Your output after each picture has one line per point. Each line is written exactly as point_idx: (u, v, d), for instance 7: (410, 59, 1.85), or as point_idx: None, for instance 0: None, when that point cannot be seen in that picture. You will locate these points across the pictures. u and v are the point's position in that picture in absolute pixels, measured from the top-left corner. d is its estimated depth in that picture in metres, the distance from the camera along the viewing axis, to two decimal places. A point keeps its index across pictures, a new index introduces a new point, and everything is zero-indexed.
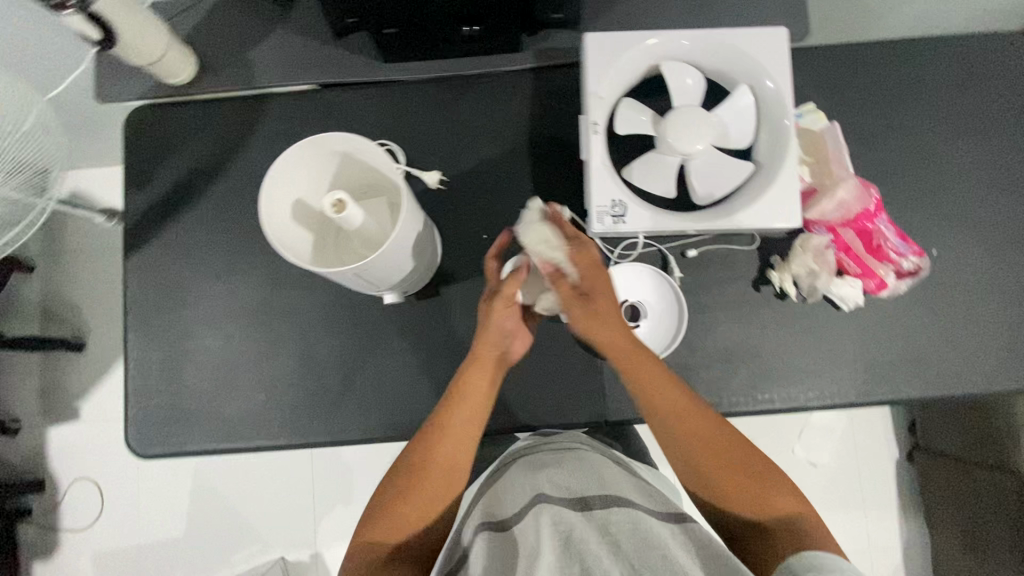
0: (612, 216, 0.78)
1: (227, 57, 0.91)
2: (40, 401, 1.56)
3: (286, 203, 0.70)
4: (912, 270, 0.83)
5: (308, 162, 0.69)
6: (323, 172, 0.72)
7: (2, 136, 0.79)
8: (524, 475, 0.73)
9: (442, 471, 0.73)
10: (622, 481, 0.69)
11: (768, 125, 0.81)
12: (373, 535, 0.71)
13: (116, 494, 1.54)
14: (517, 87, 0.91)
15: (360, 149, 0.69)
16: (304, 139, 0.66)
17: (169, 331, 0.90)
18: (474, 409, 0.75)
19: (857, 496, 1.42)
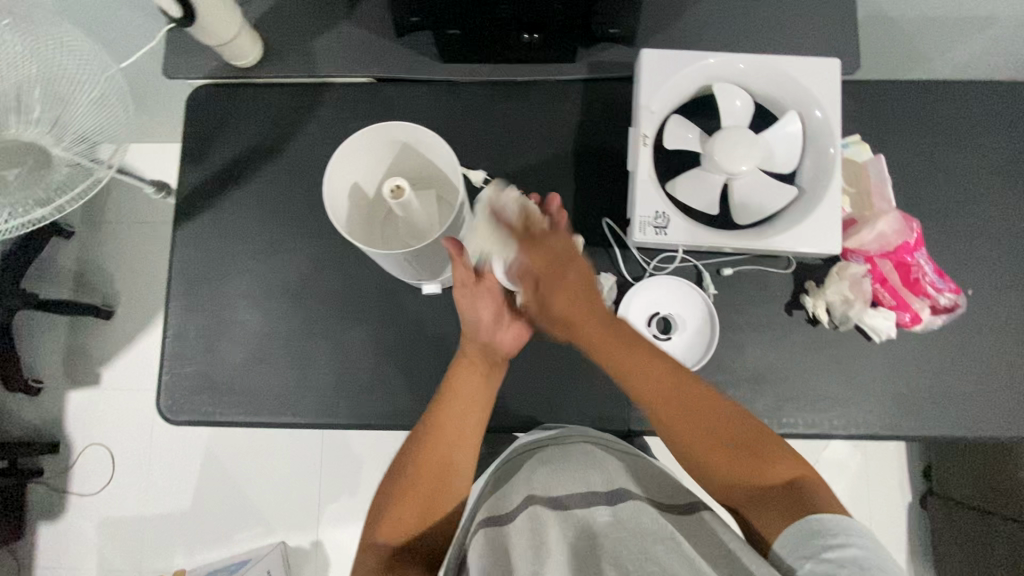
0: (654, 226, 0.79)
1: (292, 44, 0.95)
2: (64, 364, 1.59)
3: (345, 185, 0.72)
4: (948, 306, 0.84)
5: (371, 149, 0.72)
6: (382, 161, 0.75)
7: (68, 105, 0.80)
8: (530, 471, 0.73)
9: (442, 462, 0.73)
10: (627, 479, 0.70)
11: (813, 152, 0.83)
12: (386, 536, 0.69)
13: (128, 463, 1.56)
14: (568, 96, 0.94)
15: (423, 141, 0.72)
16: (372, 126, 0.69)
17: (210, 303, 0.92)
18: (467, 407, 0.75)
19: None
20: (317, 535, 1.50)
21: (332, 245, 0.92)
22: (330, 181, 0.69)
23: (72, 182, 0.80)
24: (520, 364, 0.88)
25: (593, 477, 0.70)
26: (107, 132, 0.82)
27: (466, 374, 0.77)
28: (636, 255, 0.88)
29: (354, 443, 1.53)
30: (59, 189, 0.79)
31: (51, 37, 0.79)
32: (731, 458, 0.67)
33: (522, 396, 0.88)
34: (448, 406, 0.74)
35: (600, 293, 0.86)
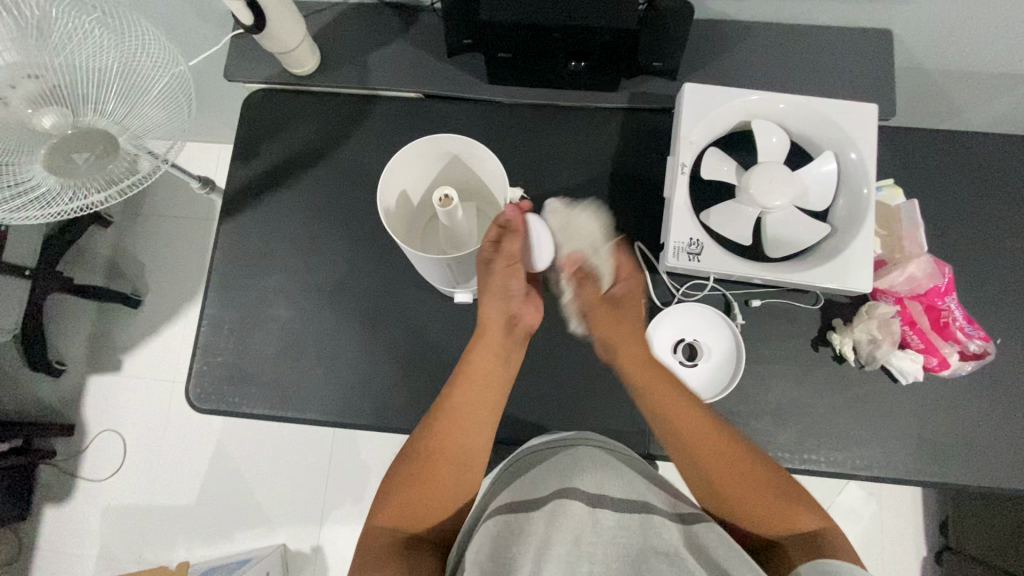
0: (687, 252, 0.81)
1: (347, 56, 1.00)
2: (89, 349, 1.62)
3: (395, 191, 0.75)
4: (978, 353, 0.83)
5: (422, 158, 0.75)
6: (431, 171, 0.78)
7: (127, 99, 0.86)
8: (543, 469, 0.71)
9: (454, 457, 0.74)
10: (637, 482, 0.69)
11: (847, 193, 0.85)
12: (389, 524, 0.70)
13: (139, 452, 1.57)
14: (607, 123, 0.97)
15: (472, 154, 0.74)
16: (426, 136, 0.71)
17: (247, 296, 0.95)
18: (477, 395, 0.77)
19: None
20: (318, 540, 1.49)
21: (370, 248, 0.95)
22: (385, 183, 0.71)
23: (126, 175, 0.85)
24: (543, 379, 0.89)
25: (604, 479, 0.68)
26: (163, 131, 0.86)
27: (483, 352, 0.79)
28: (666, 280, 0.90)
29: (363, 449, 1.54)
30: (114, 179, 0.84)
31: (136, 40, 0.83)
32: (742, 493, 0.69)
33: (544, 411, 0.88)
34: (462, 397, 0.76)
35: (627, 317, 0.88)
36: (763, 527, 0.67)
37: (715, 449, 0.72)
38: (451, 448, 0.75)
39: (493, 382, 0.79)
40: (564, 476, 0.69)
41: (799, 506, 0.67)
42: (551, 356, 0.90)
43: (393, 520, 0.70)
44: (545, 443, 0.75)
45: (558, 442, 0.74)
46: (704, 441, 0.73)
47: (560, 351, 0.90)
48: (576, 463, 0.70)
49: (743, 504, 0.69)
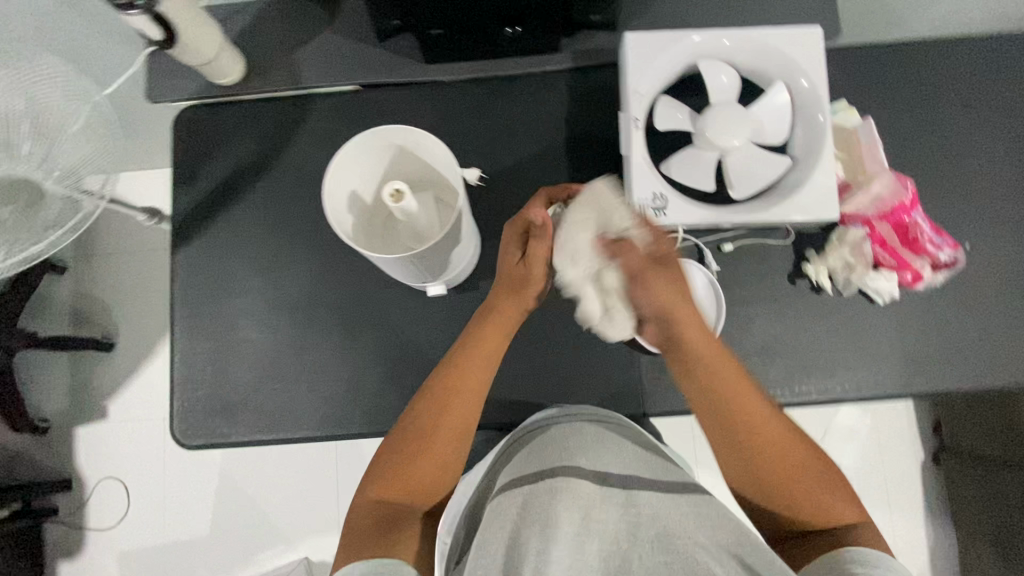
0: (653, 207, 0.80)
1: (275, 58, 0.95)
2: (71, 400, 1.58)
3: (343, 194, 0.71)
4: (948, 263, 0.85)
5: (367, 156, 0.71)
6: (379, 167, 0.74)
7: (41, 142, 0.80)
8: (567, 442, 0.72)
9: (447, 436, 0.72)
10: (638, 462, 0.71)
11: (803, 121, 0.84)
12: (382, 496, 0.71)
13: (142, 495, 1.54)
14: (554, 86, 0.94)
15: (418, 144, 0.71)
16: (365, 132, 0.67)
17: (216, 325, 0.92)
18: (469, 376, 0.74)
19: (883, 496, 1.42)
20: None
21: (332, 254, 0.92)
22: (329, 191, 0.68)
23: (63, 220, 0.81)
24: (529, 357, 0.89)
25: (616, 462, 0.70)
26: (94, 167, 0.83)
27: (480, 334, 0.76)
28: None
29: (368, 452, 1.53)
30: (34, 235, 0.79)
31: (39, 75, 0.79)
32: (793, 493, 0.66)
33: (535, 388, 0.88)
34: (453, 387, 0.73)
35: None
36: (780, 509, 0.68)
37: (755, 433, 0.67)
38: (445, 437, 0.72)
39: (485, 366, 0.75)
40: (583, 463, 0.69)
41: (833, 499, 0.66)
42: (534, 332, 0.89)
43: (390, 500, 0.71)
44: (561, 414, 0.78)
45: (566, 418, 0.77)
46: (774, 439, 0.67)
47: (543, 327, 0.89)
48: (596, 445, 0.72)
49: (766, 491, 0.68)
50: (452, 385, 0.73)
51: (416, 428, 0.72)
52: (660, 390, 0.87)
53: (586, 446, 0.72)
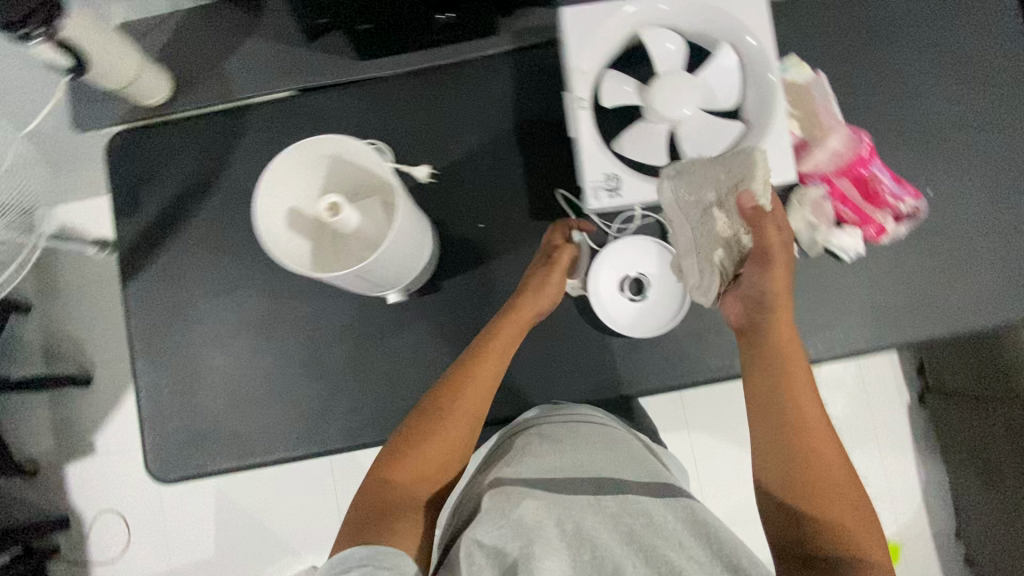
0: (607, 189, 0.78)
1: (202, 71, 0.90)
2: (56, 439, 1.56)
3: (279, 213, 0.67)
4: (909, 214, 0.83)
5: (299, 170, 0.67)
6: (317, 180, 0.70)
7: None
8: (571, 439, 0.73)
9: (463, 422, 0.73)
10: (633, 463, 0.71)
11: (753, 82, 0.81)
12: (392, 477, 0.70)
13: (141, 524, 1.54)
14: (496, 70, 0.90)
15: (350, 151, 0.67)
16: (290, 147, 0.64)
17: (177, 355, 0.90)
18: (490, 366, 0.76)
19: (872, 440, 1.44)
20: None
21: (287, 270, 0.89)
22: (262, 216, 0.64)
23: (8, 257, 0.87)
24: None
25: (627, 468, 0.69)
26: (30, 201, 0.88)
27: (500, 328, 0.78)
28: (597, 221, 0.88)
29: (364, 455, 1.53)
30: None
31: None
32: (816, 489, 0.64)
33: (510, 383, 0.87)
34: (472, 377, 0.75)
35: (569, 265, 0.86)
36: (798, 508, 0.64)
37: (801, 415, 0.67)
38: (462, 422, 0.73)
39: (502, 357, 0.77)
40: (599, 467, 0.68)
41: (856, 516, 0.63)
42: None
43: (395, 483, 0.70)
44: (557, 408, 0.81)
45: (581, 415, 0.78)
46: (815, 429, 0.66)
47: None
48: (597, 443, 0.73)
49: (793, 474, 0.65)
50: (469, 375, 0.75)
51: (433, 411, 0.73)
52: (636, 370, 0.86)
53: (604, 449, 0.72)
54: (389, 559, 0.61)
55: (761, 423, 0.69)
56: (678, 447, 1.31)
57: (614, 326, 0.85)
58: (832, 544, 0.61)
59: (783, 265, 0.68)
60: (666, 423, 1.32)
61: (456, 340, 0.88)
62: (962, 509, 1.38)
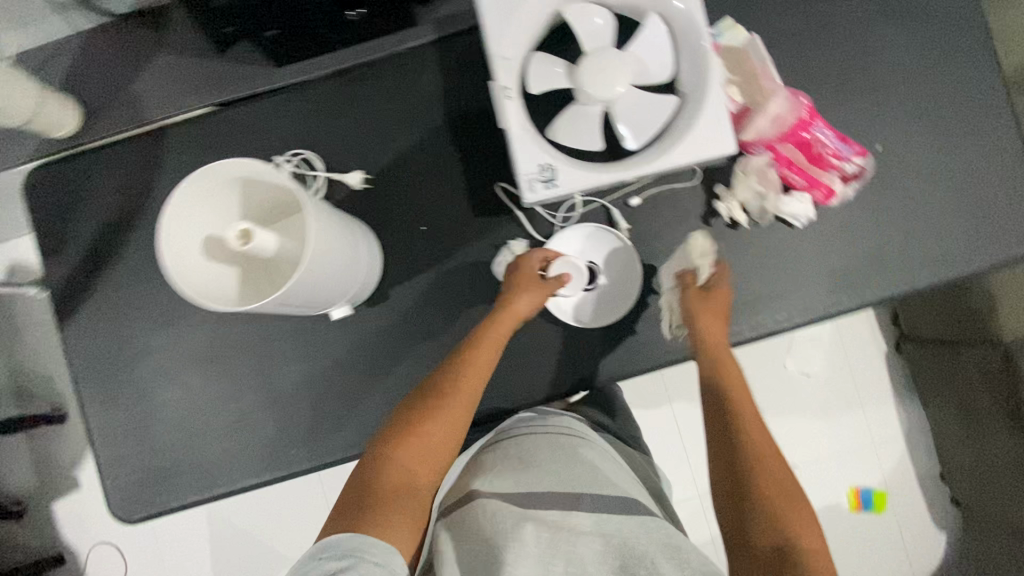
0: (542, 180, 0.74)
1: (112, 95, 0.86)
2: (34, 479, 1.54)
3: (191, 249, 0.63)
4: (855, 173, 0.80)
5: (200, 198, 0.63)
6: (226, 204, 0.66)
7: None
8: (552, 456, 0.74)
9: (461, 412, 0.73)
10: (613, 478, 0.73)
11: (686, 51, 0.77)
12: (391, 458, 0.69)
13: (130, 555, 1.52)
14: (421, 64, 0.86)
15: (250, 168, 0.62)
16: (185, 179, 0.60)
17: (127, 393, 0.87)
18: (487, 359, 0.76)
19: (854, 396, 1.44)
20: None
21: None
22: (168, 256, 0.60)
23: None
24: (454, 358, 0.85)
25: (605, 484, 0.71)
26: None
27: (495, 321, 0.77)
28: (541, 213, 0.85)
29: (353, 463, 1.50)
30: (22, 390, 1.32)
31: None
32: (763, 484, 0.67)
33: None
34: (472, 367, 0.74)
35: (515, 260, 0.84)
36: (748, 503, 0.67)
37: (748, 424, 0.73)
38: (461, 403, 0.73)
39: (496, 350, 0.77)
40: (575, 483, 0.71)
41: (800, 516, 0.65)
42: (456, 331, 0.85)
43: (393, 465, 0.68)
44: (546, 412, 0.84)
45: (566, 428, 0.80)
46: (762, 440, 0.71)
47: (464, 324, 0.85)
48: (577, 460, 0.74)
49: (742, 482, 0.68)
50: (467, 366, 0.75)
51: (436, 393, 0.73)
52: (595, 362, 0.83)
53: (584, 465, 0.74)
54: (375, 553, 0.61)
55: (715, 424, 0.74)
56: (660, 423, 1.31)
57: (567, 321, 0.83)
58: (777, 537, 0.63)
59: (712, 313, 0.79)
60: (645, 401, 1.31)
61: (410, 350, 0.85)
62: (946, 454, 1.36)
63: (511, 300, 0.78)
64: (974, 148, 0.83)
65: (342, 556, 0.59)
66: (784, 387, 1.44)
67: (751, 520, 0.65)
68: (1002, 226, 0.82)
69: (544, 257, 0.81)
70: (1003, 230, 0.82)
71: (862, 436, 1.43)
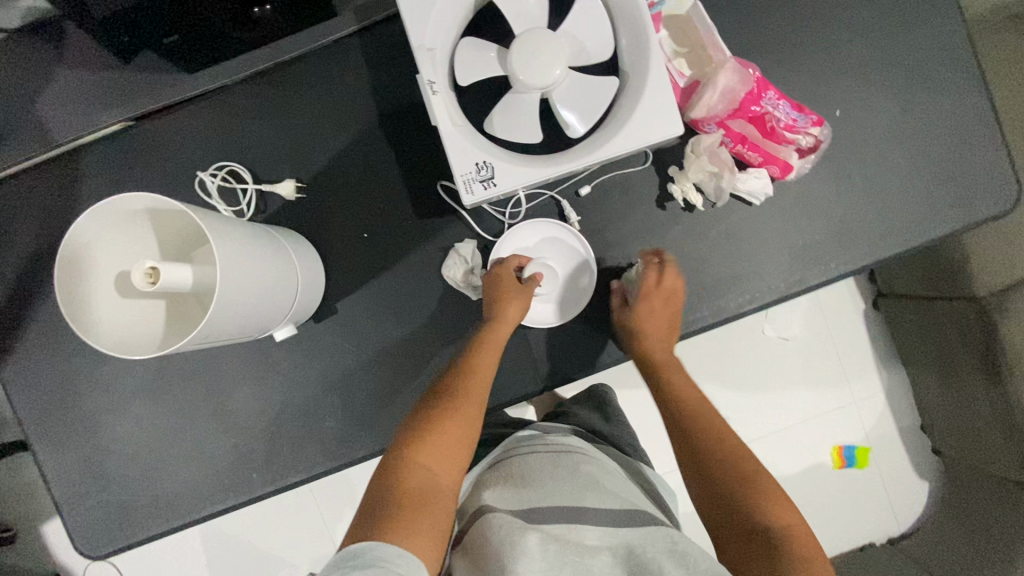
0: (480, 180, 0.68)
1: (14, 118, 0.79)
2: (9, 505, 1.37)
3: (103, 294, 0.61)
4: (812, 145, 0.78)
5: (100, 239, 0.60)
6: (133, 241, 0.62)
7: None
8: (552, 470, 0.64)
9: (475, 411, 0.65)
10: (628, 491, 0.63)
11: (624, 25, 0.72)
12: (409, 464, 0.58)
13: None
14: (346, 57, 0.80)
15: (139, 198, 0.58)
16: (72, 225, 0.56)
17: (77, 431, 0.84)
18: (492, 358, 0.70)
19: (837, 372, 1.35)
20: None
21: None
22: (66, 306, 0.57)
23: None
24: (409, 368, 0.81)
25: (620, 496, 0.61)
26: None
27: (499, 318, 0.72)
28: (488, 210, 0.81)
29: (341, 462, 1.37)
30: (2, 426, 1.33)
31: None
32: (738, 482, 0.62)
33: None
34: (477, 365, 0.69)
35: (464, 263, 0.79)
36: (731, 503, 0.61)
37: (714, 430, 0.68)
38: (481, 400, 0.67)
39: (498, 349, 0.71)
40: (578, 491, 0.61)
41: (783, 512, 0.59)
42: (408, 341, 0.81)
43: (412, 472, 0.57)
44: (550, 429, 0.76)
45: (572, 443, 0.71)
46: (728, 441, 0.67)
47: (416, 333, 0.81)
48: (579, 472, 0.64)
49: (720, 484, 0.63)
50: (475, 366, 0.69)
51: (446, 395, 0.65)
52: (555, 360, 0.80)
53: (592, 476, 0.63)
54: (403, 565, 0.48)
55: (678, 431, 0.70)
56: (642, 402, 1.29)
57: (528, 325, 0.79)
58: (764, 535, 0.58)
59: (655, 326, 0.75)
60: (626, 383, 1.29)
61: (363, 365, 0.82)
62: (926, 408, 1.30)
63: (509, 299, 0.73)
64: (936, 104, 0.78)
65: (368, 566, 0.46)
66: (761, 353, 1.35)
67: (734, 521, 0.60)
68: (968, 183, 0.78)
69: (520, 263, 0.78)
70: (970, 188, 0.78)
71: (845, 417, 1.35)
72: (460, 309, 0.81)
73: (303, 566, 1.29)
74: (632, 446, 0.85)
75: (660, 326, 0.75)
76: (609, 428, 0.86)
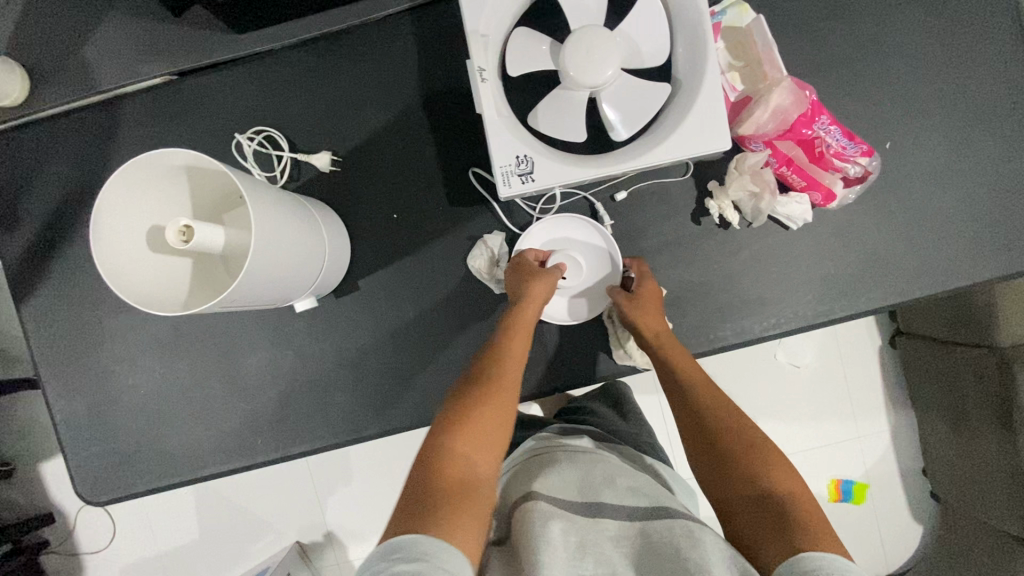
0: (518, 174, 0.67)
1: (58, 61, 0.79)
2: (8, 439, 1.38)
3: (133, 249, 0.61)
4: (859, 175, 0.76)
5: (134, 195, 0.60)
6: (165, 198, 0.62)
7: None
8: (572, 466, 0.63)
9: (504, 399, 0.64)
10: (654, 489, 0.62)
11: (683, 31, 0.70)
12: (442, 456, 0.57)
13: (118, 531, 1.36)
14: (397, 34, 0.79)
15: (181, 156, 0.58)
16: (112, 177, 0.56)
17: (88, 378, 0.85)
18: (518, 346, 0.69)
19: (846, 405, 1.34)
20: (328, 526, 1.29)
21: None
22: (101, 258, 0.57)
23: None
24: (423, 353, 0.81)
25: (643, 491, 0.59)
26: None
27: (527, 304, 0.71)
28: (520, 204, 0.80)
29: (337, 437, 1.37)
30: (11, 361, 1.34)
31: None
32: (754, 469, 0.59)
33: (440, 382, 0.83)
34: (504, 355, 0.68)
35: (489, 254, 0.79)
36: (751, 488, 0.58)
37: (729, 422, 0.65)
38: (513, 387, 0.66)
39: (526, 337, 0.70)
40: (594, 486, 0.59)
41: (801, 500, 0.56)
42: (426, 327, 0.81)
43: (449, 465, 0.56)
44: (568, 432, 0.76)
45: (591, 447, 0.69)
46: (744, 434, 0.63)
47: (434, 320, 0.81)
48: (595, 470, 0.62)
49: (739, 470, 0.60)
50: (502, 356, 0.68)
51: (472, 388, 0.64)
52: (572, 362, 0.80)
53: (612, 474, 0.62)
54: (447, 560, 0.48)
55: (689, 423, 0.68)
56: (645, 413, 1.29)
57: (548, 320, 0.79)
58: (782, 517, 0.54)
59: (653, 306, 0.73)
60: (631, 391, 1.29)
61: (379, 345, 0.81)
62: (931, 452, 1.28)
63: (534, 281, 0.72)
64: (990, 149, 0.76)
65: (412, 561, 0.46)
66: (770, 378, 1.34)
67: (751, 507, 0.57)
68: (1012, 232, 0.76)
69: (538, 256, 0.78)
70: (1014, 237, 0.76)
71: (848, 451, 1.33)
72: (482, 299, 0.80)
73: (290, 534, 1.30)
74: (649, 446, 0.84)
75: (656, 306, 0.74)
76: (627, 427, 0.86)
